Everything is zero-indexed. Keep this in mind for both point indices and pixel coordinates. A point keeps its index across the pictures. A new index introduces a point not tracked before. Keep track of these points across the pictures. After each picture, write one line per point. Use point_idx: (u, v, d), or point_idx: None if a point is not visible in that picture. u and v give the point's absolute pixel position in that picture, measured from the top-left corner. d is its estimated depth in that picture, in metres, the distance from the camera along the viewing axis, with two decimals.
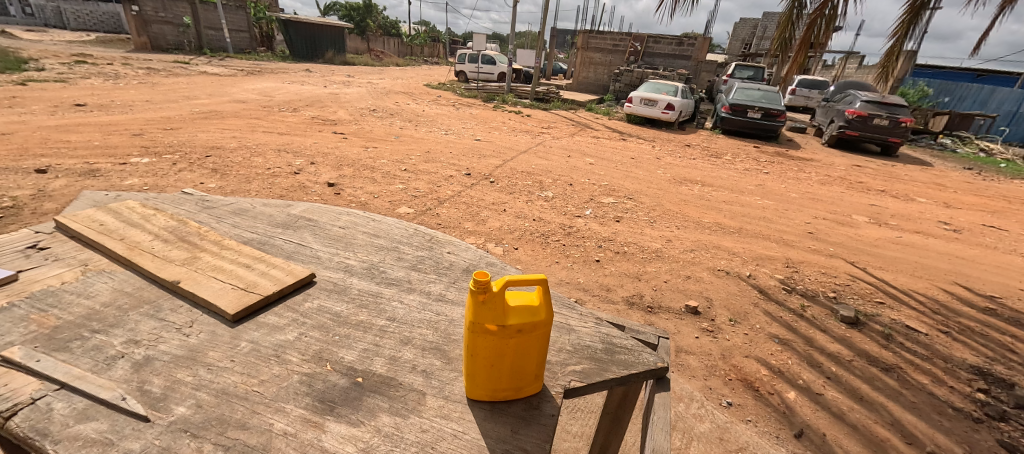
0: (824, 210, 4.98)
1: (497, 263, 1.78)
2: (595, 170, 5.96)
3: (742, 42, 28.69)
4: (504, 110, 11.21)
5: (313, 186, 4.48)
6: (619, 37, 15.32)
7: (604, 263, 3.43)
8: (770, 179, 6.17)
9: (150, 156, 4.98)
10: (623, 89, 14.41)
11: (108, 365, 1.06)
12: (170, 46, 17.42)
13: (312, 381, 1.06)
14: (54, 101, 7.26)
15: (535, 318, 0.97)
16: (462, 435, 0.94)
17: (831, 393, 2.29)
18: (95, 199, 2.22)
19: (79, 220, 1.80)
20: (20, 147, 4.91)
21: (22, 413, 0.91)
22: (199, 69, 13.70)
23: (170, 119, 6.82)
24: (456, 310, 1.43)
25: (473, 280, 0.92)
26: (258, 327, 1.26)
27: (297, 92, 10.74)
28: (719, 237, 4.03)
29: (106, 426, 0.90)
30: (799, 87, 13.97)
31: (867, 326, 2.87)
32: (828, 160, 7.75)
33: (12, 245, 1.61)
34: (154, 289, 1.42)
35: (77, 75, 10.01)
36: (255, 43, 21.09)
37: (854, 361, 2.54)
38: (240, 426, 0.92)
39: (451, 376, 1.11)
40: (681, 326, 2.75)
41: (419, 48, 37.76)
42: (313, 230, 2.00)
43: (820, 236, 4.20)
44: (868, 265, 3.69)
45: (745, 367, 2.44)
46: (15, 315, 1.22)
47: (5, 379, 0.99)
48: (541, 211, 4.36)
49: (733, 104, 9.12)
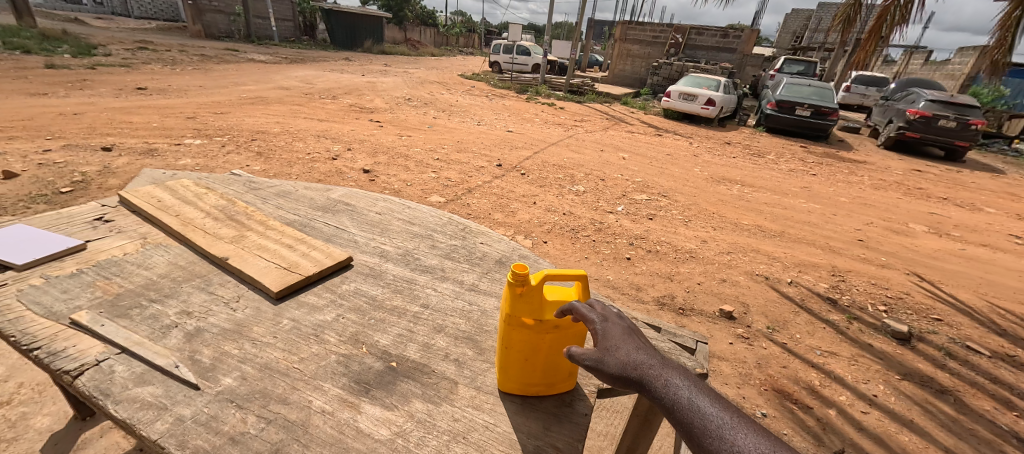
0: (878, 217, 4.67)
1: (531, 256, 1.77)
2: (629, 166, 5.81)
3: (793, 35, 26.98)
4: (538, 102, 11.09)
5: (349, 172, 4.61)
6: (659, 28, 14.87)
7: (634, 262, 3.36)
8: (818, 181, 5.84)
9: (201, 138, 5.27)
10: (661, 83, 13.98)
11: (163, 333, 1.14)
12: (222, 34, 18.31)
13: (349, 362, 1.09)
14: (118, 85, 7.78)
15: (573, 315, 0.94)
16: (494, 427, 0.93)
17: (878, 412, 2.16)
18: (155, 177, 2.36)
19: (140, 196, 1.92)
20: (88, 127, 5.29)
21: (87, 373, 0.98)
22: (248, 56, 14.34)
23: (220, 104, 7.17)
24: (489, 300, 1.42)
25: (511, 271, 0.90)
26: (299, 306, 1.31)
27: (336, 80, 11.08)
28: (759, 240, 3.86)
29: (160, 391, 0.96)
30: (854, 84, 13.10)
31: (921, 344, 2.68)
32: (884, 163, 7.24)
33: (82, 217, 1.74)
34: (205, 264, 1.49)
35: (138, 60, 10.72)
36: (298, 32, 21.94)
37: (905, 380, 2.38)
38: (282, 401, 0.95)
39: (483, 367, 1.11)
40: (714, 330, 2.66)
41: (454, 38, 37.85)
42: (351, 215, 2.05)
43: (870, 244, 3.95)
44: (925, 278, 3.44)
45: (782, 378, 2.34)
46: (84, 281, 1.33)
47: (75, 340, 1.07)
48: (571, 205, 4.31)
49: (779, 100, 8.67)
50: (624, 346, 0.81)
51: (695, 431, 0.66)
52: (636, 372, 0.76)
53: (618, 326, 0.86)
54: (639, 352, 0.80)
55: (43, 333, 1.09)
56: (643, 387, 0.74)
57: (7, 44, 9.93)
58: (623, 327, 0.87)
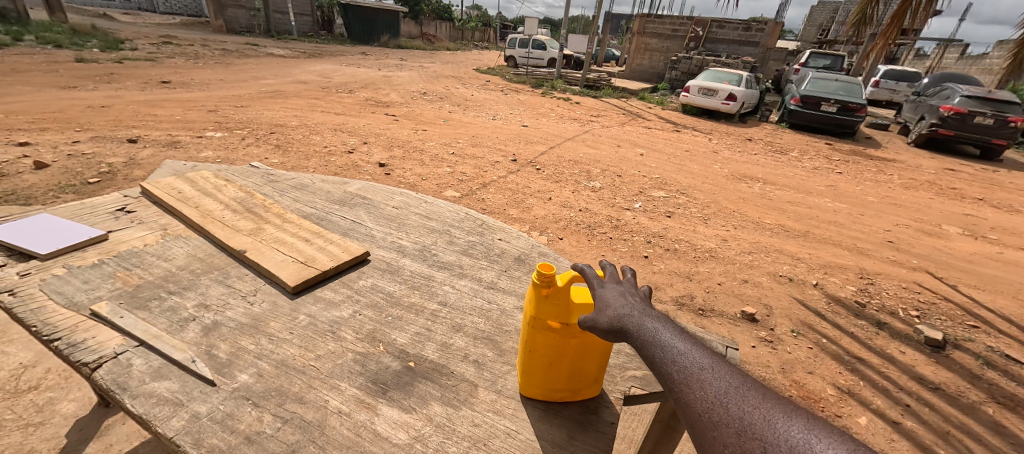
0: (908, 217, 4.48)
1: (551, 253, 1.72)
2: (646, 162, 5.70)
3: (818, 28, 26.15)
4: (554, 96, 10.98)
5: (365, 166, 4.61)
6: (679, 21, 14.54)
7: (652, 260, 3.28)
8: (844, 179, 5.64)
9: (222, 131, 5.35)
10: (679, 77, 13.69)
11: (181, 326, 1.13)
12: (243, 29, 18.61)
13: (365, 361, 1.06)
14: (144, 78, 7.96)
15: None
16: (516, 434, 0.89)
17: (911, 423, 2.06)
18: (176, 168, 2.37)
19: (161, 187, 1.93)
20: (114, 119, 5.41)
21: (106, 366, 0.97)
22: (268, 50, 14.53)
23: (240, 97, 7.27)
24: (508, 299, 1.38)
25: (536, 271, 0.85)
26: (315, 302, 1.28)
27: (353, 74, 11.14)
28: (782, 241, 3.74)
29: (177, 386, 0.94)
30: (884, 79, 12.63)
31: (956, 352, 2.55)
32: (914, 161, 6.96)
33: (105, 207, 1.76)
34: (223, 257, 1.49)
35: (163, 54, 10.95)
36: (317, 27, 22.13)
37: (939, 389, 2.27)
38: (298, 400, 0.93)
39: (503, 369, 1.08)
40: (736, 333, 2.58)
41: (469, 33, 37.74)
42: (368, 209, 2.03)
43: (901, 246, 3.78)
44: (960, 282, 3.28)
45: (808, 384, 2.25)
46: (105, 272, 1.33)
47: (95, 332, 1.07)
48: (587, 202, 4.24)
49: (804, 96, 8.39)
50: (612, 300, 0.84)
51: (671, 373, 0.69)
52: (621, 321, 0.79)
53: (614, 283, 0.90)
54: (625, 303, 0.83)
55: (64, 323, 1.09)
56: (627, 336, 0.77)
57: (40, 38, 10.25)
58: (619, 285, 0.90)
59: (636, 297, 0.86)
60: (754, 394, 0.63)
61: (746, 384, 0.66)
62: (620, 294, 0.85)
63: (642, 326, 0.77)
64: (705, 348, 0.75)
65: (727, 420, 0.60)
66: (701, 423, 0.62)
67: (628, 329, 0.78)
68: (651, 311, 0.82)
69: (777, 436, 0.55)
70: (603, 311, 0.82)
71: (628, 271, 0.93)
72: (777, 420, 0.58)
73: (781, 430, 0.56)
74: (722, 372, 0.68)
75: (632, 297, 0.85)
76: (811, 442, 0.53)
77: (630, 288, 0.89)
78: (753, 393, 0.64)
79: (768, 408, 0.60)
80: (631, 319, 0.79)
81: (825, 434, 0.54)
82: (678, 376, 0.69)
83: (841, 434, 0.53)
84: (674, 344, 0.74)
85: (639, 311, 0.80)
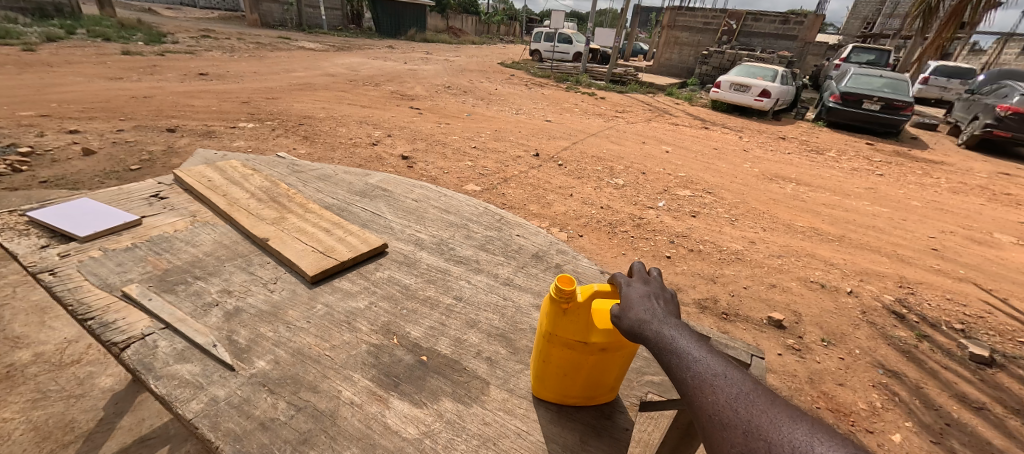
0: (955, 224, 4.21)
1: (569, 251, 1.69)
2: (672, 160, 5.56)
3: (862, 21, 24.82)
4: (579, 91, 10.83)
5: (388, 158, 4.66)
6: (711, 14, 14.07)
7: (675, 261, 3.19)
8: (884, 182, 5.35)
9: (254, 122, 5.51)
10: (710, 72, 13.26)
11: (204, 311, 1.16)
12: (276, 23, 19.14)
13: (379, 353, 1.06)
14: (183, 70, 8.28)
15: (621, 339, 0.84)
16: (526, 435, 0.88)
17: (950, 443, 1.94)
18: (207, 157, 2.45)
19: (192, 175, 2.00)
20: (155, 109, 5.66)
21: (133, 347, 1.01)
22: (299, 44, 14.88)
23: (272, 89, 7.48)
24: (524, 296, 1.36)
25: (554, 284, 0.83)
26: (333, 291, 1.30)
27: (380, 67, 11.28)
28: (814, 244, 3.58)
29: (198, 370, 0.96)
30: (933, 75, 11.92)
31: (1004, 370, 2.39)
32: (965, 164, 6.54)
33: (140, 194, 1.83)
34: (247, 245, 1.52)
35: (201, 48, 11.36)
36: (346, 21, 22.50)
37: (984, 409, 2.12)
38: (312, 389, 0.94)
39: (515, 368, 1.06)
40: (761, 339, 2.49)
41: (495, 26, 37.59)
42: (388, 201, 2.04)
43: (946, 255, 3.57)
44: (1011, 295, 3.07)
45: (838, 397, 2.14)
46: (137, 256, 1.38)
47: (125, 313, 1.11)
48: (609, 199, 4.17)
49: (843, 93, 7.99)
50: (635, 305, 0.80)
51: (685, 379, 0.67)
52: (641, 326, 0.76)
53: (639, 289, 0.84)
54: (646, 306, 0.79)
55: (97, 303, 1.14)
56: (644, 342, 0.73)
57: (90, 32, 10.81)
58: (645, 287, 0.85)
59: (661, 301, 0.82)
60: (763, 400, 0.61)
61: (759, 391, 0.63)
62: (643, 298, 0.81)
63: (659, 332, 0.73)
64: (723, 355, 0.72)
65: (737, 426, 0.58)
66: (711, 426, 0.60)
67: (643, 332, 0.75)
68: (671, 316, 0.78)
69: (782, 440, 0.53)
70: (625, 315, 0.79)
71: (653, 278, 0.88)
72: (784, 424, 0.56)
73: (784, 432, 0.55)
74: (734, 378, 0.66)
75: (656, 301, 0.81)
76: (811, 445, 0.52)
77: (655, 292, 0.84)
78: (763, 398, 0.61)
79: (776, 414, 0.58)
80: (648, 320, 0.76)
81: (826, 437, 0.53)
82: (691, 381, 0.66)
83: (844, 436, 0.52)
84: (690, 348, 0.71)
85: (659, 316, 0.77)
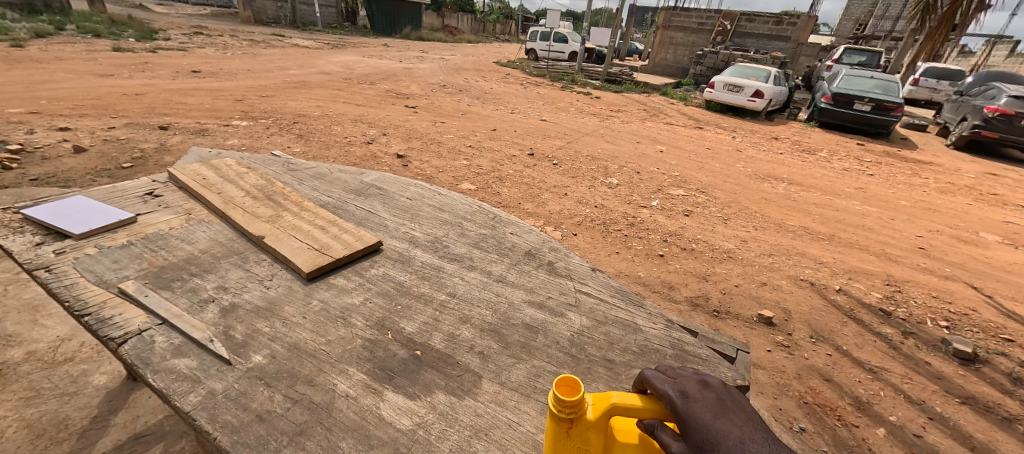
0: (942, 223, 4.29)
1: (561, 248, 1.71)
2: (666, 159, 5.61)
3: (855, 23, 25.10)
4: (574, 90, 10.86)
5: (384, 157, 4.66)
6: (706, 15, 14.18)
7: (668, 259, 3.23)
8: (874, 182, 5.42)
9: (247, 119, 5.49)
10: (705, 72, 13.34)
11: (201, 307, 1.17)
12: (270, 20, 19.01)
13: (373, 347, 1.08)
14: (175, 67, 8.21)
15: None
16: (517, 426, 0.90)
17: (932, 437, 1.99)
18: (201, 155, 2.45)
19: (187, 173, 2.00)
20: (147, 106, 5.62)
21: (130, 342, 1.02)
22: (293, 41, 14.79)
23: (266, 87, 7.45)
24: (517, 293, 1.38)
25: (553, 393, 0.67)
26: (328, 288, 1.32)
27: (375, 65, 11.26)
28: (805, 244, 3.63)
29: (195, 364, 0.98)
30: (924, 77, 12.09)
31: (987, 366, 2.45)
32: (953, 165, 6.63)
33: (134, 192, 1.83)
34: (243, 242, 1.53)
35: (194, 45, 11.27)
36: (341, 18, 22.39)
37: (966, 404, 2.18)
38: (308, 382, 0.96)
39: (507, 362, 1.08)
40: (751, 336, 2.53)
41: (491, 25, 37.54)
42: (383, 200, 2.05)
43: (933, 253, 3.63)
44: (995, 293, 3.13)
45: (825, 392, 2.19)
46: (132, 253, 1.39)
47: (122, 309, 1.12)
48: (604, 198, 4.20)
49: (835, 94, 8.09)
50: (710, 425, 0.70)
51: None
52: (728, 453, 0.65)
53: (704, 398, 0.75)
54: (727, 430, 0.69)
55: (93, 300, 1.15)
56: None
57: (81, 27, 10.69)
58: (708, 397, 0.76)
59: (732, 415, 0.73)
60: None
61: None
62: (712, 413, 0.72)
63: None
64: None
65: None
66: None
67: None
68: (755, 437, 0.68)
69: None
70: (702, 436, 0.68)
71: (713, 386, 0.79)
72: None
73: None
74: None
75: (728, 418, 0.71)
76: None
77: (724, 405, 0.75)
78: None
79: None
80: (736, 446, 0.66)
81: None
82: None
83: None
84: None
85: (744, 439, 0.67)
